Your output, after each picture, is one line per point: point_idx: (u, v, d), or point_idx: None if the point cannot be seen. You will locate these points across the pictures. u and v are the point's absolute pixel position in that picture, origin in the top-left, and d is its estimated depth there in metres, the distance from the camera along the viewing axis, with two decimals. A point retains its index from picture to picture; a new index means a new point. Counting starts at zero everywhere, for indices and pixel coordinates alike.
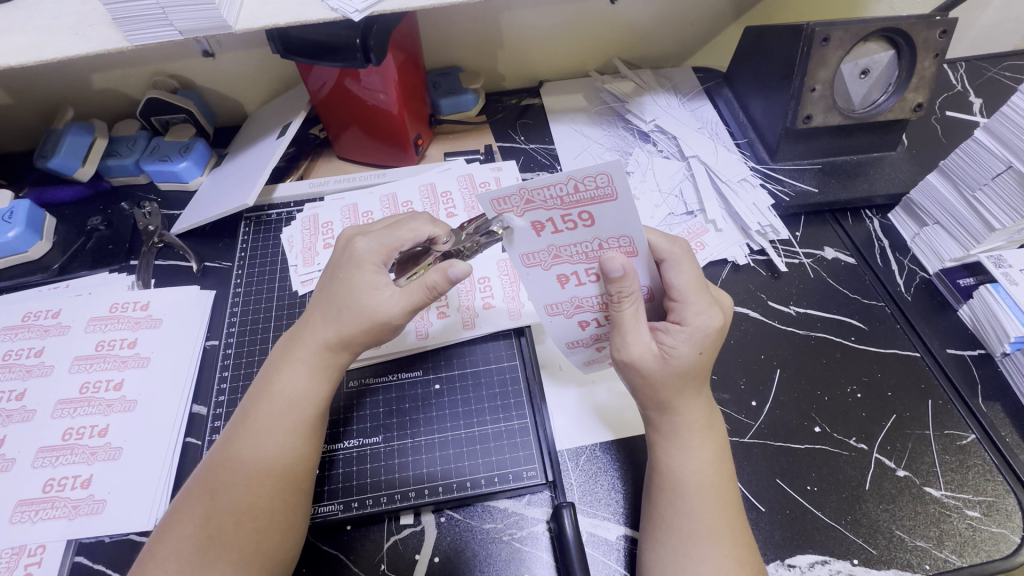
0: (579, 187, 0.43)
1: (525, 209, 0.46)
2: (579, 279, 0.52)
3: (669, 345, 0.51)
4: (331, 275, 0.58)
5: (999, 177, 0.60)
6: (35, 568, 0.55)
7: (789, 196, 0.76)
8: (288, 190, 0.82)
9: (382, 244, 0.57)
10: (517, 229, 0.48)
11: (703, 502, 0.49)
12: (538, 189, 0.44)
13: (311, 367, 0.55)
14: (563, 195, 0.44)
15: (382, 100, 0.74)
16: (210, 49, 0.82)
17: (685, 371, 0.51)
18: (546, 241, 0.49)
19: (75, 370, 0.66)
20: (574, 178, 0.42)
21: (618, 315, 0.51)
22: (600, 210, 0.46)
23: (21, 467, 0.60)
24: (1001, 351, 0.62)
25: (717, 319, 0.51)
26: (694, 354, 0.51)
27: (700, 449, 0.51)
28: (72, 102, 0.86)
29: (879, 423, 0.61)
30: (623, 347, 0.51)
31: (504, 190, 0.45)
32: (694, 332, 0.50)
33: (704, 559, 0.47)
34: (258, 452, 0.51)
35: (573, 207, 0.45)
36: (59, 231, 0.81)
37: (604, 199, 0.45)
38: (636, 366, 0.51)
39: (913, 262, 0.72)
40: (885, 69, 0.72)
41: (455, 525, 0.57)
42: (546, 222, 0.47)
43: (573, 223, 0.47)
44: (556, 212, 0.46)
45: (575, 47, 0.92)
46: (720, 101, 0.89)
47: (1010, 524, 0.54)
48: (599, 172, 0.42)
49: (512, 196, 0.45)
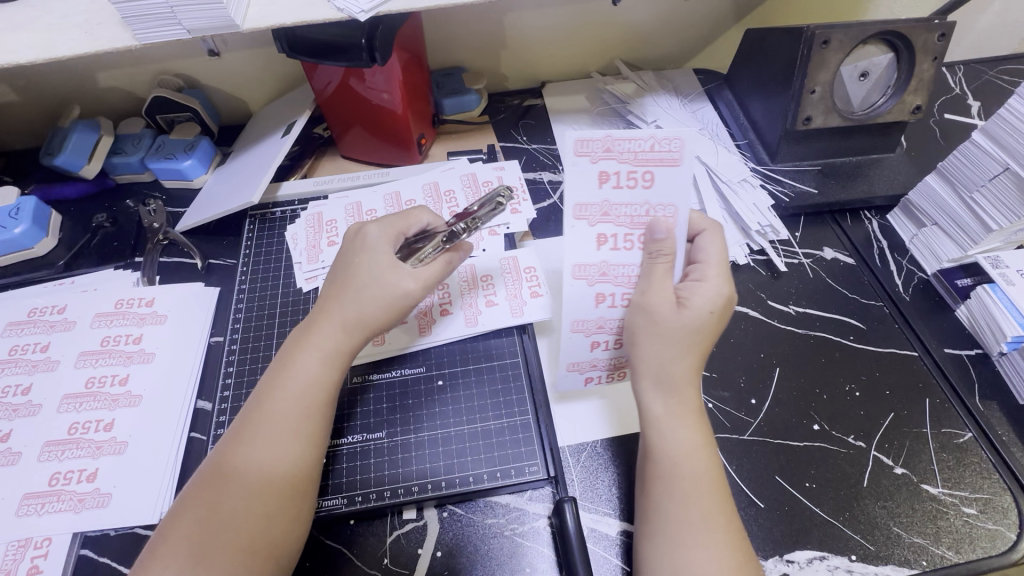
0: (655, 146, 0.52)
1: (600, 157, 0.52)
2: (615, 244, 0.55)
3: (688, 296, 0.53)
4: (341, 269, 0.59)
5: (996, 178, 0.61)
6: (42, 560, 0.55)
7: (789, 196, 0.77)
8: (292, 188, 0.83)
9: (392, 228, 0.60)
10: (583, 175, 0.53)
11: (696, 487, 0.50)
12: (620, 139, 0.52)
13: (323, 354, 0.56)
14: (637, 151, 0.52)
15: (385, 100, 0.75)
16: (215, 48, 0.83)
17: (696, 326, 0.52)
18: (603, 194, 0.53)
19: (81, 365, 0.67)
20: (655, 135, 0.51)
21: (648, 266, 0.54)
22: (662, 174, 0.52)
23: (28, 461, 0.60)
24: (998, 350, 0.63)
25: (728, 289, 0.54)
26: (708, 314, 0.52)
27: (692, 430, 0.52)
28: (77, 99, 0.87)
29: (878, 421, 0.61)
30: (646, 291, 0.54)
31: (590, 132, 0.52)
32: (710, 289, 0.53)
33: (694, 546, 0.47)
34: (274, 441, 0.51)
35: (642, 164, 0.52)
36: (65, 228, 0.81)
37: (669, 164, 0.52)
38: (649, 311, 0.53)
39: (912, 263, 0.73)
40: (883, 71, 0.73)
41: (457, 519, 0.57)
42: (613, 173, 0.53)
43: (634, 181, 0.53)
44: (625, 166, 0.52)
45: (578, 49, 0.93)
46: (720, 102, 0.90)
47: (1005, 521, 0.55)
48: (675, 136, 0.51)
49: (595, 140, 0.52)
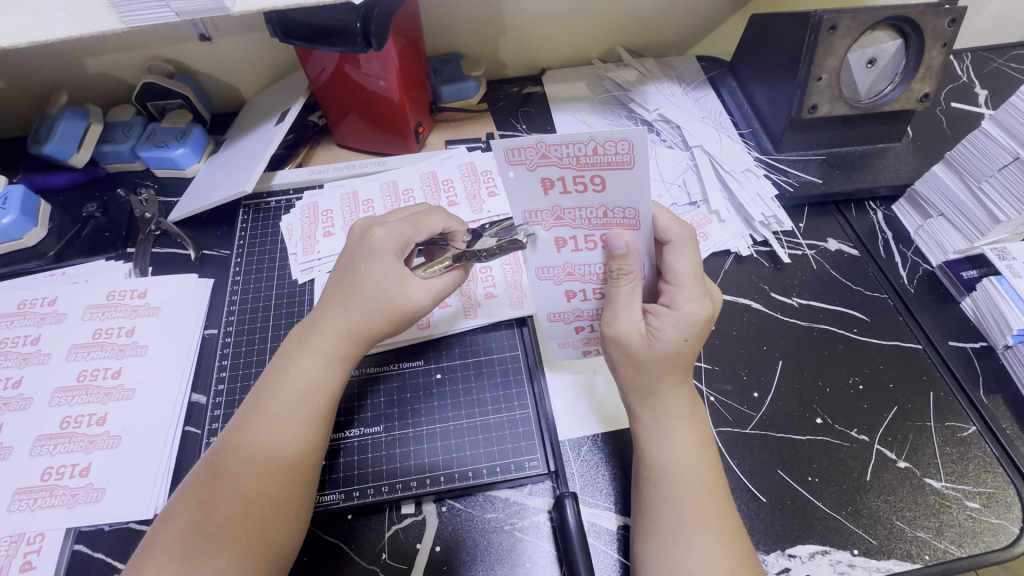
0: (598, 150, 0.44)
1: (538, 163, 0.45)
2: (576, 245, 0.51)
3: (656, 326, 0.51)
4: (346, 267, 0.58)
5: (1005, 168, 0.60)
6: (35, 556, 0.54)
7: (793, 186, 0.76)
8: (287, 177, 0.81)
9: (403, 236, 0.57)
10: (525, 183, 0.47)
11: (690, 489, 0.49)
12: (556, 144, 0.44)
13: (328, 359, 0.55)
14: (579, 155, 0.44)
15: (381, 87, 0.73)
16: (206, 33, 0.81)
17: (669, 357, 0.51)
18: (551, 201, 0.48)
19: (72, 358, 0.66)
20: (596, 139, 0.43)
21: (613, 290, 0.52)
22: (613, 177, 0.45)
23: (19, 456, 0.59)
24: (1004, 343, 0.62)
25: (708, 310, 0.51)
26: (681, 341, 0.50)
27: (683, 436, 0.52)
28: (66, 86, 0.85)
29: (881, 414, 0.61)
30: (613, 321, 0.52)
31: (520, 139, 0.44)
32: (683, 317, 0.50)
33: (692, 548, 0.47)
34: (272, 437, 0.51)
35: (588, 168, 0.45)
36: (55, 218, 0.80)
37: (621, 167, 0.44)
38: (622, 342, 0.51)
39: (916, 254, 0.72)
40: (892, 58, 0.71)
41: (456, 514, 0.57)
42: (556, 180, 0.46)
43: (584, 186, 0.46)
44: (568, 171, 0.46)
45: (578, 34, 0.91)
46: (724, 90, 0.88)
47: (1009, 515, 0.54)
48: (621, 138, 0.43)
49: (527, 147, 0.44)
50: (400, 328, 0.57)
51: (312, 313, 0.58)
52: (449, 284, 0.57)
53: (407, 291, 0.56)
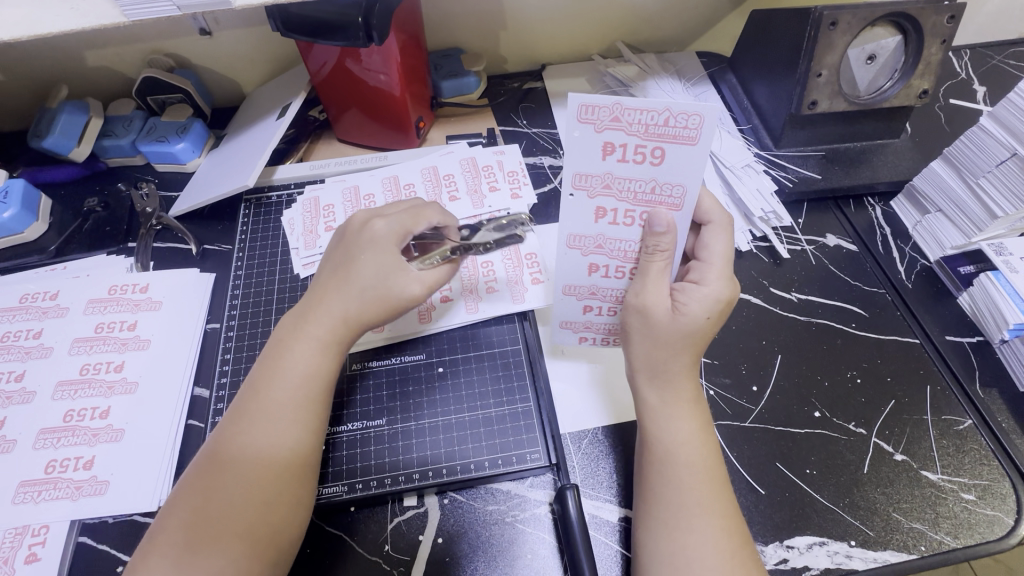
0: (669, 121, 0.46)
1: (607, 125, 0.47)
2: (614, 217, 0.52)
3: (683, 301, 0.51)
4: (342, 256, 0.58)
5: (1003, 164, 0.60)
6: (39, 548, 0.55)
7: (792, 182, 0.76)
8: (288, 172, 0.81)
9: (410, 230, 0.58)
10: (586, 144, 0.48)
11: (695, 473, 0.50)
12: (632, 110, 0.46)
13: (323, 344, 0.55)
14: (649, 124, 0.46)
15: (382, 82, 0.73)
16: (207, 27, 0.81)
17: (692, 333, 0.51)
18: (606, 167, 0.49)
19: (75, 352, 0.66)
20: (672, 109, 0.45)
21: (645, 264, 0.53)
22: (674, 152, 0.48)
23: (22, 449, 0.60)
24: (1000, 338, 0.63)
25: (730, 293, 0.52)
26: (703, 318, 0.51)
27: (685, 420, 0.52)
28: (66, 80, 0.85)
29: (879, 408, 0.61)
30: (641, 292, 0.53)
31: (599, 98, 0.46)
32: (708, 294, 0.51)
33: (697, 534, 0.47)
34: (275, 424, 0.51)
35: (652, 139, 0.47)
36: (56, 212, 0.80)
37: (684, 142, 0.47)
38: (646, 313, 0.52)
39: (914, 250, 0.72)
40: (891, 54, 0.71)
41: (458, 506, 0.57)
42: (618, 147, 0.48)
43: (642, 157, 0.48)
44: (632, 139, 0.47)
45: (578, 30, 0.91)
46: (724, 86, 0.89)
47: (1004, 507, 0.55)
48: (695, 112, 0.45)
49: (602, 107, 0.46)
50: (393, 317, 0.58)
51: (315, 305, 0.58)
52: (444, 276, 0.58)
53: (404, 283, 0.56)
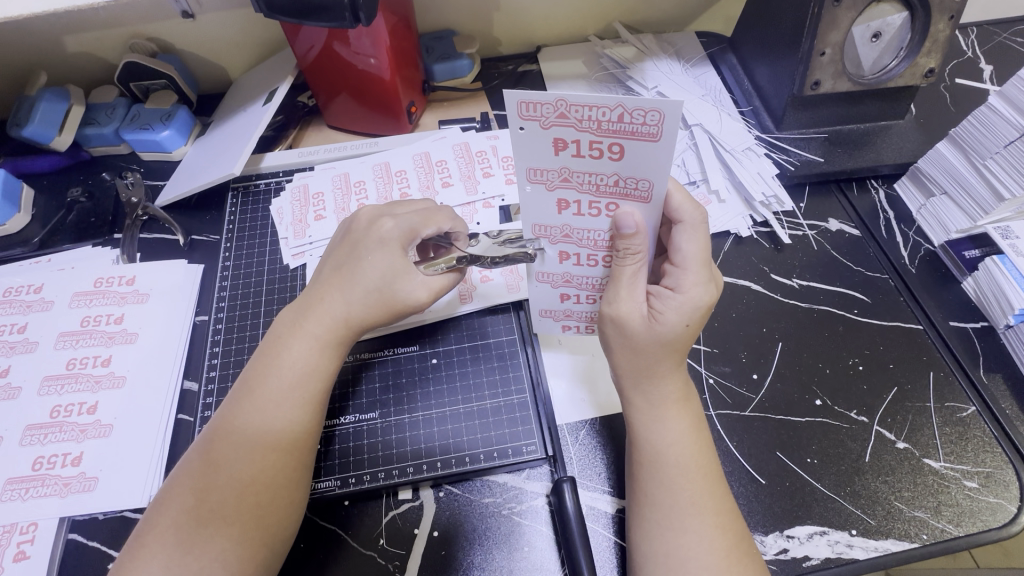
0: (624, 117, 0.42)
1: (554, 122, 0.43)
2: (579, 209, 0.49)
3: (658, 309, 0.50)
4: (345, 255, 0.57)
5: (1012, 145, 0.59)
6: (29, 546, 0.53)
7: (794, 165, 0.75)
8: (276, 160, 0.79)
9: (401, 221, 0.56)
10: (535, 140, 0.45)
11: (684, 474, 0.48)
12: (579, 106, 0.41)
13: (321, 343, 0.54)
14: (602, 120, 0.42)
15: (370, 65, 0.71)
16: (190, 10, 0.78)
17: (669, 341, 0.50)
18: (561, 162, 0.46)
19: (61, 347, 0.64)
20: (625, 106, 0.41)
21: (617, 268, 0.51)
22: (634, 147, 0.44)
23: (9, 445, 0.58)
24: (1005, 323, 0.61)
25: (711, 297, 0.50)
26: (681, 326, 0.50)
27: (676, 420, 0.51)
28: (46, 66, 0.82)
29: (881, 395, 0.60)
30: (613, 300, 0.51)
31: (540, 95, 0.41)
32: (686, 302, 0.49)
33: (691, 531, 0.46)
34: (268, 421, 0.50)
35: (608, 135, 0.43)
36: (38, 203, 0.78)
37: (644, 138, 0.43)
38: (620, 323, 0.51)
39: (918, 234, 0.71)
40: (897, 32, 0.69)
41: (454, 499, 0.56)
42: (570, 142, 0.44)
43: (599, 152, 0.45)
44: (585, 135, 0.44)
45: (574, 10, 0.88)
46: (724, 67, 0.87)
47: (1007, 494, 0.54)
48: (652, 109, 0.41)
49: (545, 103, 0.42)
50: (396, 319, 0.57)
51: (304, 299, 0.56)
52: (448, 285, 0.57)
53: (408, 287, 0.55)
